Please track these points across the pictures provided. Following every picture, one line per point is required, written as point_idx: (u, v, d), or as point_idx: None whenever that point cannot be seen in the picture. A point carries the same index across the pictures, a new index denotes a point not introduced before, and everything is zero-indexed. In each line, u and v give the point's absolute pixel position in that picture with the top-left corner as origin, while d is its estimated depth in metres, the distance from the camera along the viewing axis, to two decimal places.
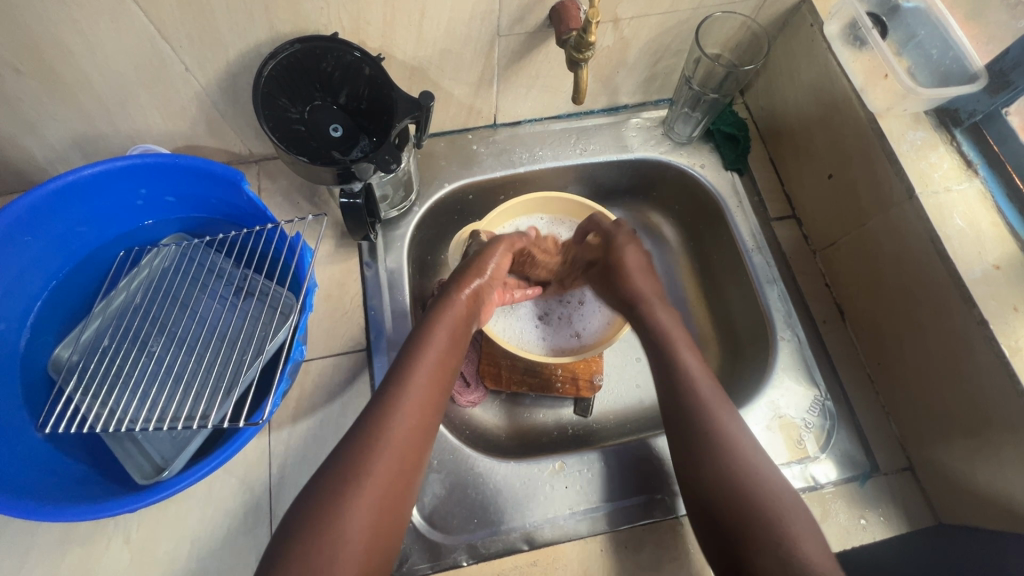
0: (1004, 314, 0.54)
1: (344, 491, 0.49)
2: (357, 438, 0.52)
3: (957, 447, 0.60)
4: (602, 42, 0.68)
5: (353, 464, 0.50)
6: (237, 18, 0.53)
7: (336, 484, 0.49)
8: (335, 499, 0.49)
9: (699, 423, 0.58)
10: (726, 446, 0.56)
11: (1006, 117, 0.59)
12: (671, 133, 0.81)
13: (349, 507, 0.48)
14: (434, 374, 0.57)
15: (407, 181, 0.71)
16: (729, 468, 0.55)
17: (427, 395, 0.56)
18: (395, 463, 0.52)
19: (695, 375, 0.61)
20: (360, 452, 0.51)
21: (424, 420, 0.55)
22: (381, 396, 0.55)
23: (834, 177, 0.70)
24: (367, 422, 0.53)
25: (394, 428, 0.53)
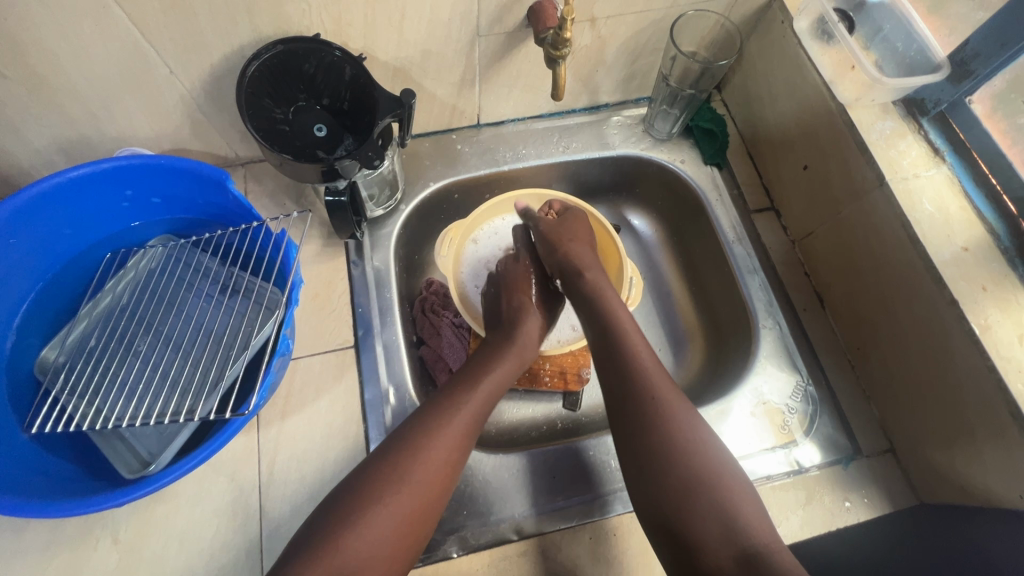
0: (974, 293, 0.55)
1: (383, 493, 0.50)
2: (405, 442, 0.53)
3: (935, 426, 0.61)
4: (580, 41, 0.70)
5: (399, 459, 0.52)
6: (221, 21, 0.55)
7: (381, 483, 0.50)
8: (377, 495, 0.50)
9: (647, 419, 0.55)
10: (679, 452, 0.53)
11: (970, 105, 0.60)
12: (651, 131, 0.83)
13: (388, 507, 0.49)
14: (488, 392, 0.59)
15: (392, 179, 0.72)
16: (674, 470, 0.52)
17: (480, 408, 0.58)
18: (434, 471, 0.52)
19: (648, 372, 0.58)
20: (409, 456, 0.52)
21: (462, 447, 0.55)
22: (432, 408, 0.57)
23: (808, 168, 0.72)
24: (417, 429, 0.54)
25: (432, 446, 0.53)
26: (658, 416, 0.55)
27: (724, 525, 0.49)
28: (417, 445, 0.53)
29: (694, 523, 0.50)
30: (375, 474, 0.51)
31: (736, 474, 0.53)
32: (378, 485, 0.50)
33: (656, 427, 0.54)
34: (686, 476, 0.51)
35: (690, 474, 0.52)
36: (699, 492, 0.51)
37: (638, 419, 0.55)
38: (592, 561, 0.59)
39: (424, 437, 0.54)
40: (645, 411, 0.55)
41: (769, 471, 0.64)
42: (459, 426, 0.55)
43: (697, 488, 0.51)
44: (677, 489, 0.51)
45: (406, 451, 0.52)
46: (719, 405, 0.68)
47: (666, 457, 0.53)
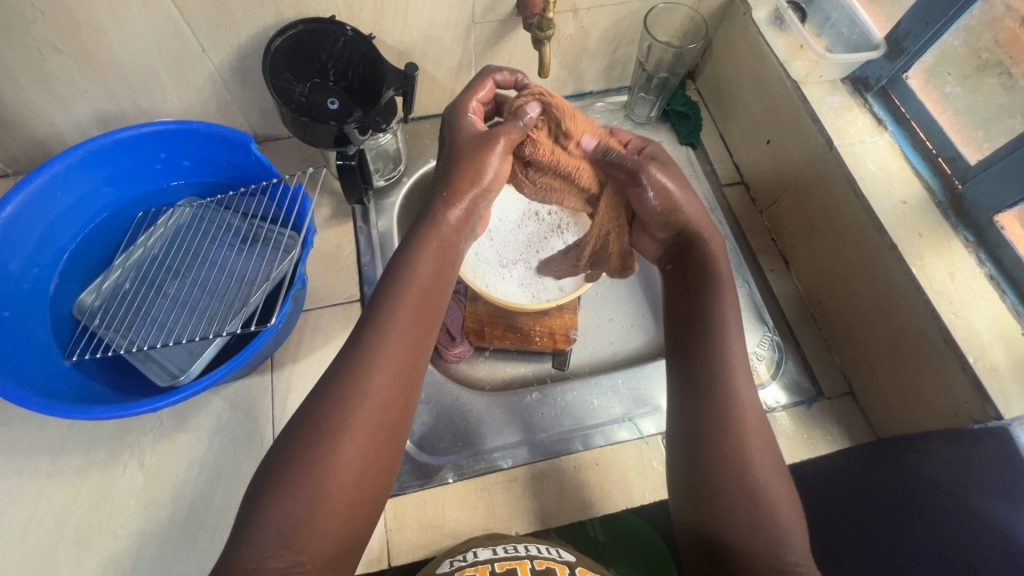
0: (911, 239, 0.62)
1: (329, 447, 0.44)
2: (331, 397, 0.46)
3: (886, 364, 0.67)
4: (564, 30, 0.79)
5: (337, 403, 0.46)
6: (249, 4, 0.63)
7: (311, 448, 0.44)
8: (312, 456, 0.44)
9: (710, 383, 0.51)
10: (734, 421, 0.49)
11: (906, 80, 0.68)
12: (631, 115, 0.91)
13: (326, 475, 0.43)
14: (418, 320, 0.51)
15: (396, 154, 0.80)
16: (729, 466, 0.48)
17: (411, 335, 0.50)
18: (371, 429, 0.46)
19: (731, 341, 0.52)
20: (338, 415, 0.45)
21: (404, 377, 0.49)
22: (360, 342, 0.49)
23: (771, 142, 0.80)
24: (343, 378, 0.47)
25: (371, 383, 0.47)
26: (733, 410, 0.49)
27: (747, 492, 0.47)
28: (352, 384, 0.46)
29: (733, 526, 0.46)
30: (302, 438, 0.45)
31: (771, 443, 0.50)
32: (310, 450, 0.44)
33: (728, 421, 0.49)
34: (723, 437, 0.49)
35: (731, 438, 0.48)
36: (726, 457, 0.48)
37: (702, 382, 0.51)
38: (576, 487, 0.65)
39: (353, 388, 0.46)
40: (713, 376, 0.51)
41: None
42: (392, 368, 0.48)
43: (728, 454, 0.48)
44: (716, 452, 0.48)
45: (343, 394, 0.46)
46: None
47: (717, 418, 0.50)
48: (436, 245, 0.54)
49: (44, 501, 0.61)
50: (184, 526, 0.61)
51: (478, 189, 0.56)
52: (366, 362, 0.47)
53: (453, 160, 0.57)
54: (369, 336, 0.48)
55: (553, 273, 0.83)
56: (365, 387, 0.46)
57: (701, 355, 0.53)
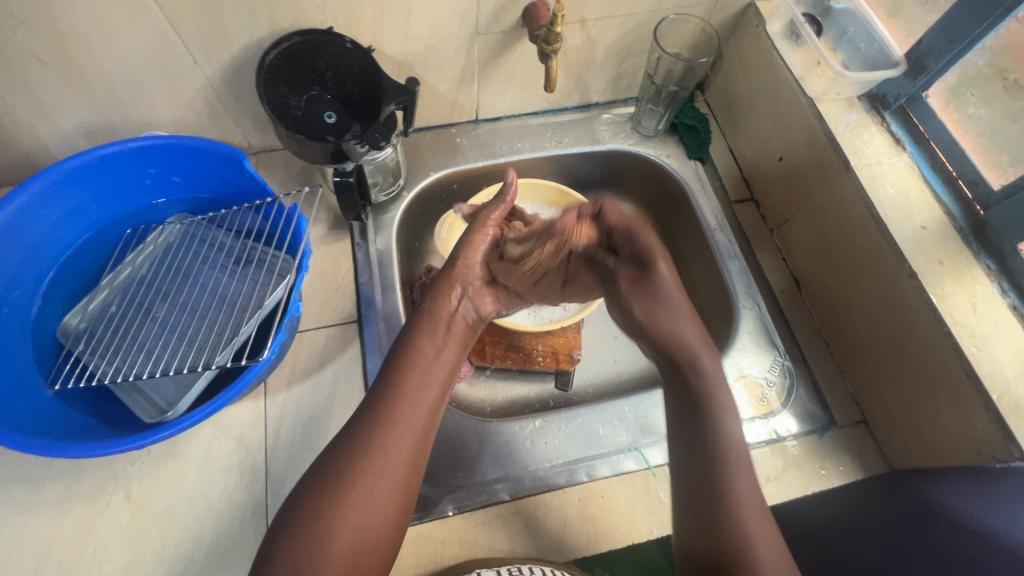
0: (931, 267, 0.60)
1: (338, 503, 0.48)
2: (344, 453, 0.52)
3: (902, 395, 0.65)
4: (571, 41, 0.76)
5: (349, 464, 0.51)
6: (243, 14, 0.60)
7: (338, 497, 0.49)
8: (325, 509, 0.48)
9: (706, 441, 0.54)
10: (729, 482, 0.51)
11: (926, 99, 0.66)
12: (638, 127, 0.88)
13: (338, 521, 0.48)
14: (423, 392, 0.57)
15: (395, 168, 0.77)
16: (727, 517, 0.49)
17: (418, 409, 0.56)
18: (377, 483, 0.50)
19: (722, 408, 0.56)
20: (349, 472, 0.50)
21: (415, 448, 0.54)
22: (371, 409, 0.55)
23: (783, 159, 0.77)
24: (363, 432, 0.53)
25: (382, 448, 0.52)
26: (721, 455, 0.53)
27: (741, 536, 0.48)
28: (364, 449, 0.51)
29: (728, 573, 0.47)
30: (324, 484, 0.50)
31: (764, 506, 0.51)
32: (323, 499, 0.48)
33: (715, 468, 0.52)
34: (716, 496, 0.50)
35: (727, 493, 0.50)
36: (725, 510, 0.49)
37: (697, 444, 0.54)
38: (581, 521, 0.62)
39: (363, 453, 0.51)
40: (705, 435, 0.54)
41: (750, 439, 0.68)
42: (404, 437, 0.54)
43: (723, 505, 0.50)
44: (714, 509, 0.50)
45: (357, 453, 0.51)
46: None
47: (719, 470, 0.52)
48: (439, 321, 0.63)
49: (26, 535, 0.58)
50: (173, 560, 0.58)
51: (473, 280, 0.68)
52: (376, 427, 0.53)
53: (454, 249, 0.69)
54: (384, 398, 0.55)
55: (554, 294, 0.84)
56: (375, 450, 0.52)
57: (695, 414, 0.56)
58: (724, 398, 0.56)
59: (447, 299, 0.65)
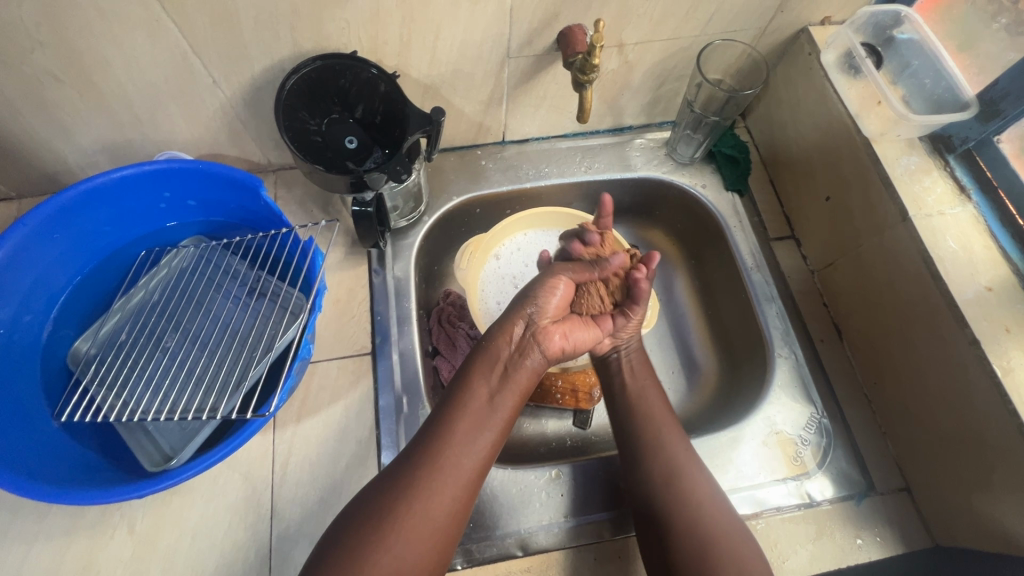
0: (996, 334, 0.55)
1: (385, 535, 0.49)
2: (389, 488, 0.51)
3: (953, 467, 0.60)
4: (607, 65, 0.71)
5: (398, 498, 0.51)
6: (263, 35, 0.57)
7: (370, 528, 0.49)
8: (367, 544, 0.48)
9: (650, 456, 0.59)
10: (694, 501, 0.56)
11: (997, 144, 0.60)
12: (673, 154, 0.83)
13: (383, 549, 0.48)
14: (478, 430, 0.56)
15: (417, 192, 0.74)
16: (685, 530, 0.55)
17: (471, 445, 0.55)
18: (427, 518, 0.50)
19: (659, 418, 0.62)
20: (393, 508, 0.50)
21: (463, 480, 0.53)
22: (423, 444, 0.54)
23: (831, 200, 0.72)
24: (409, 466, 0.53)
25: (432, 483, 0.52)
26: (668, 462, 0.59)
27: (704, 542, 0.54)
28: (412, 483, 0.51)
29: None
30: (354, 534, 0.49)
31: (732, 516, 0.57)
32: (364, 535, 0.48)
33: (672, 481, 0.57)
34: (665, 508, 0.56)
35: (684, 509, 0.56)
36: (665, 492, 0.57)
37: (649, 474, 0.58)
38: None
39: (413, 484, 0.51)
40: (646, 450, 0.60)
41: (779, 503, 0.63)
42: (449, 471, 0.53)
43: (692, 521, 0.55)
44: (677, 533, 0.55)
45: (405, 489, 0.51)
46: (731, 432, 0.68)
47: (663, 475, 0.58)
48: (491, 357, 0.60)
49: (30, 564, 0.57)
50: None
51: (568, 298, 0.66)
52: (429, 462, 0.53)
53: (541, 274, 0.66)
54: (437, 435, 0.55)
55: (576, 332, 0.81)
56: (425, 485, 0.52)
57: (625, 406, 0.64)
58: (665, 422, 0.62)
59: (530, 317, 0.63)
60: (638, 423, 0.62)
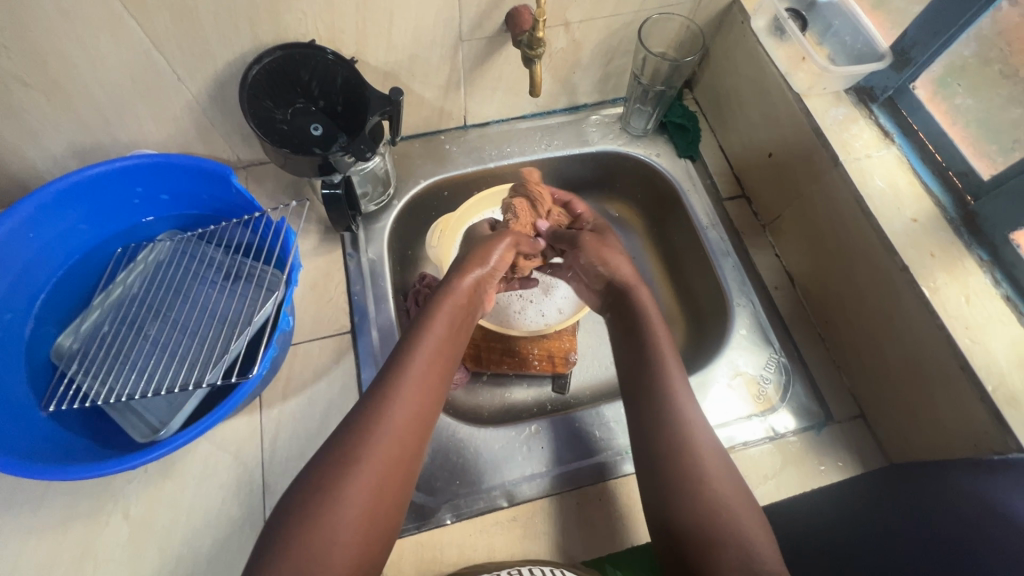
0: (923, 259, 0.60)
1: (342, 483, 0.48)
2: (338, 450, 0.50)
3: (897, 388, 0.64)
4: (556, 44, 0.76)
5: (353, 442, 0.50)
6: (225, 30, 0.60)
7: (331, 477, 0.49)
8: (328, 491, 0.48)
9: (663, 421, 0.57)
10: (697, 464, 0.54)
11: (913, 91, 0.66)
12: (627, 128, 0.88)
13: (336, 514, 0.47)
14: (431, 373, 0.57)
15: (384, 176, 0.77)
16: (693, 498, 0.52)
17: (423, 387, 0.56)
18: (382, 465, 0.50)
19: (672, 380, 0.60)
20: (353, 451, 0.50)
21: (417, 422, 0.54)
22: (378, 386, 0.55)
23: (773, 155, 0.77)
24: (364, 416, 0.52)
25: (386, 433, 0.52)
26: (682, 432, 0.56)
27: (710, 511, 0.51)
28: (365, 430, 0.51)
29: (712, 551, 0.49)
30: (315, 480, 0.49)
31: (747, 496, 0.53)
32: (326, 485, 0.48)
33: (681, 449, 0.55)
34: (674, 475, 0.54)
35: (690, 479, 0.53)
36: (679, 462, 0.54)
37: (658, 433, 0.57)
38: (579, 525, 0.62)
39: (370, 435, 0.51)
40: (660, 417, 0.57)
41: (748, 438, 0.68)
42: (404, 417, 0.53)
43: (693, 491, 0.53)
44: (681, 503, 0.52)
45: (362, 436, 0.51)
46: (699, 377, 0.72)
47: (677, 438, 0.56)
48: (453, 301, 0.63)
49: (26, 556, 0.58)
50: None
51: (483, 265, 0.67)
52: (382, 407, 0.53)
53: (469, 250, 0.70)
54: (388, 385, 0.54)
55: (550, 298, 0.86)
56: (381, 432, 0.51)
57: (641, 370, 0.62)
58: (678, 385, 0.60)
59: (464, 283, 0.65)
60: (653, 387, 0.59)
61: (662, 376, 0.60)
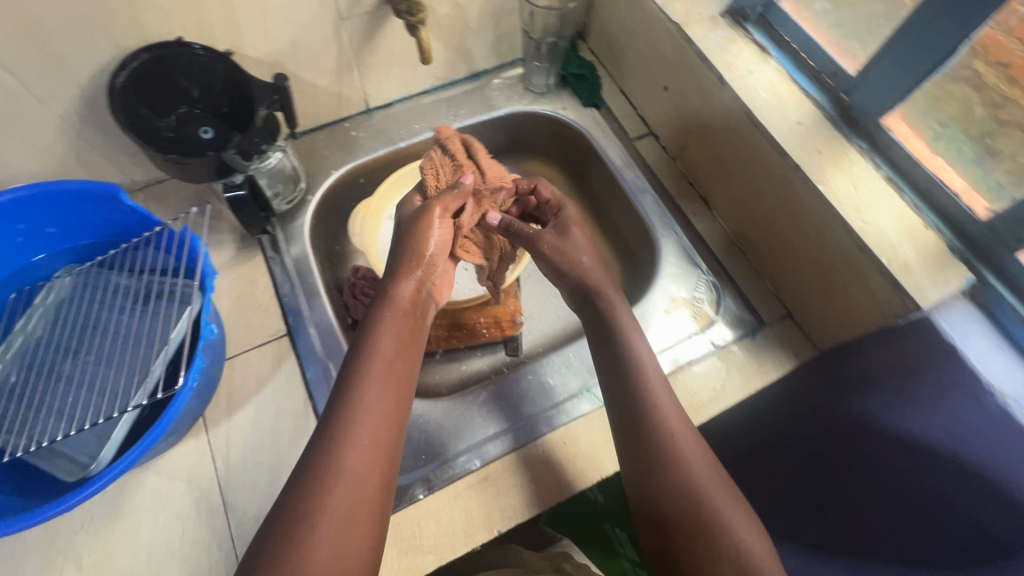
0: (812, 157, 0.64)
1: (310, 517, 0.46)
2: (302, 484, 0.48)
3: (813, 282, 0.69)
4: (440, 10, 0.75)
5: (314, 477, 0.48)
6: (79, 39, 0.56)
7: (297, 512, 0.47)
8: (295, 528, 0.46)
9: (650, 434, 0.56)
10: (688, 477, 0.53)
11: (779, 4, 0.70)
12: (530, 86, 0.89)
13: (309, 551, 0.45)
14: (385, 391, 0.54)
15: (292, 172, 0.75)
16: (685, 513, 0.52)
17: (381, 408, 0.53)
18: (350, 498, 0.48)
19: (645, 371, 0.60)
20: (317, 488, 0.48)
21: (379, 448, 0.51)
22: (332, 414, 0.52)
23: (668, 88, 0.80)
24: (322, 447, 0.50)
25: (347, 463, 0.49)
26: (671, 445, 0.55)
27: (703, 526, 0.51)
28: (324, 462, 0.49)
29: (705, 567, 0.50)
30: (283, 516, 0.47)
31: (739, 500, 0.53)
32: (294, 518, 0.46)
33: (672, 464, 0.54)
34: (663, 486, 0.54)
35: (682, 494, 0.53)
36: (668, 477, 0.54)
37: (642, 438, 0.56)
38: (549, 470, 0.64)
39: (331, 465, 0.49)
40: (646, 427, 0.56)
41: (693, 355, 0.72)
42: (363, 445, 0.51)
43: (685, 508, 0.52)
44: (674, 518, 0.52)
45: (323, 468, 0.49)
46: (639, 310, 0.76)
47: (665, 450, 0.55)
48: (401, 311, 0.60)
49: None
50: None
51: (421, 261, 0.63)
52: (337, 439, 0.50)
53: (401, 237, 0.64)
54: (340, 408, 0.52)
55: None
56: (340, 462, 0.49)
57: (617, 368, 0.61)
58: (661, 392, 0.59)
59: (405, 289, 0.62)
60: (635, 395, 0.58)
61: (643, 380, 0.59)
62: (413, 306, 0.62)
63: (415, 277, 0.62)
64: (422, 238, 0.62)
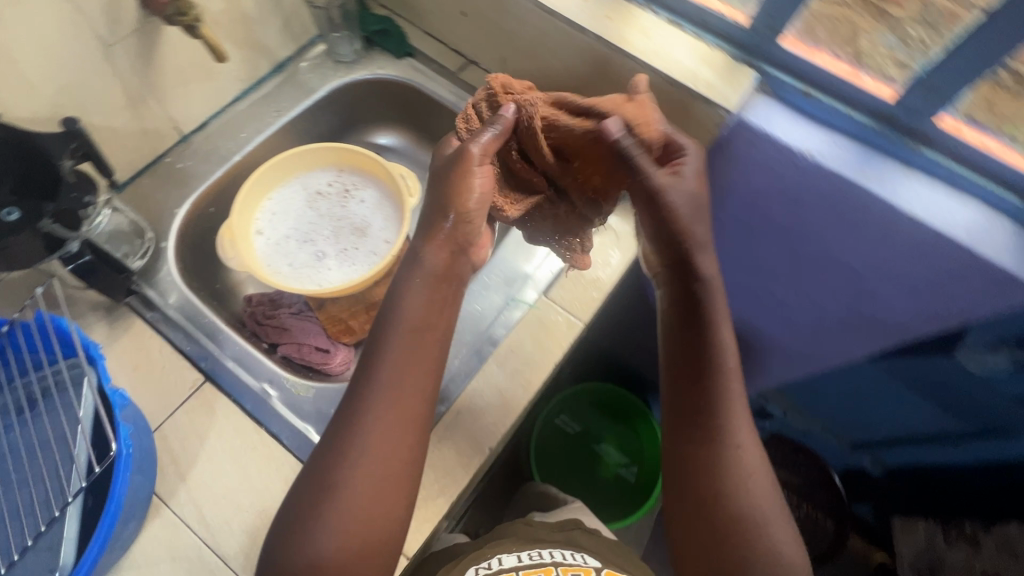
0: (605, 24, 0.70)
1: (322, 516, 0.48)
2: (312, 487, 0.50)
3: None
4: (213, 7, 0.71)
5: (319, 485, 0.50)
6: None
7: (307, 509, 0.49)
8: (309, 519, 0.49)
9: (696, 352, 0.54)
10: (719, 401, 0.53)
11: None
12: (338, 57, 0.88)
13: (321, 540, 0.48)
14: (396, 413, 0.51)
15: (132, 224, 0.70)
16: (700, 428, 0.53)
17: (391, 428, 0.51)
18: (358, 503, 0.49)
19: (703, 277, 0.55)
20: (325, 488, 0.49)
21: (389, 469, 0.50)
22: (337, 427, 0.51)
23: (463, 13, 0.81)
24: (328, 459, 0.50)
25: (356, 476, 0.49)
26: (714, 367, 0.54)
27: (716, 443, 0.52)
28: (329, 475, 0.49)
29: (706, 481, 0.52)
30: (296, 509, 0.50)
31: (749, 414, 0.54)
32: (305, 514, 0.49)
33: (711, 387, 0.53)
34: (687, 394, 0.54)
35: (704, 417, 0.53)
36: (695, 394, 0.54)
37: (685, 356, 0.54)
38: (509, 379, 0.69)
39: (340, 469, 0.50)
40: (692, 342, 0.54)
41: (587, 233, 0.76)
42: (370, 466, 0.49)
43: (704, 427, 0.53)
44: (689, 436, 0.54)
45: (325, 475, 0.50)
46: None
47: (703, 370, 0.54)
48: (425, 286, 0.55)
49: None
50: None
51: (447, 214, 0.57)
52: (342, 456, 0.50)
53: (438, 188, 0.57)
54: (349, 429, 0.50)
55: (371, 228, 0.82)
56: (348, 475, 0.49)
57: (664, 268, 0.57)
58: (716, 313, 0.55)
59: (435, 256, 0.55)
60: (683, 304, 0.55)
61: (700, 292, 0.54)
62: (447, 272, 0.56)
63: (447, 224, 0.56)
64: (466, 188, 0.56)
